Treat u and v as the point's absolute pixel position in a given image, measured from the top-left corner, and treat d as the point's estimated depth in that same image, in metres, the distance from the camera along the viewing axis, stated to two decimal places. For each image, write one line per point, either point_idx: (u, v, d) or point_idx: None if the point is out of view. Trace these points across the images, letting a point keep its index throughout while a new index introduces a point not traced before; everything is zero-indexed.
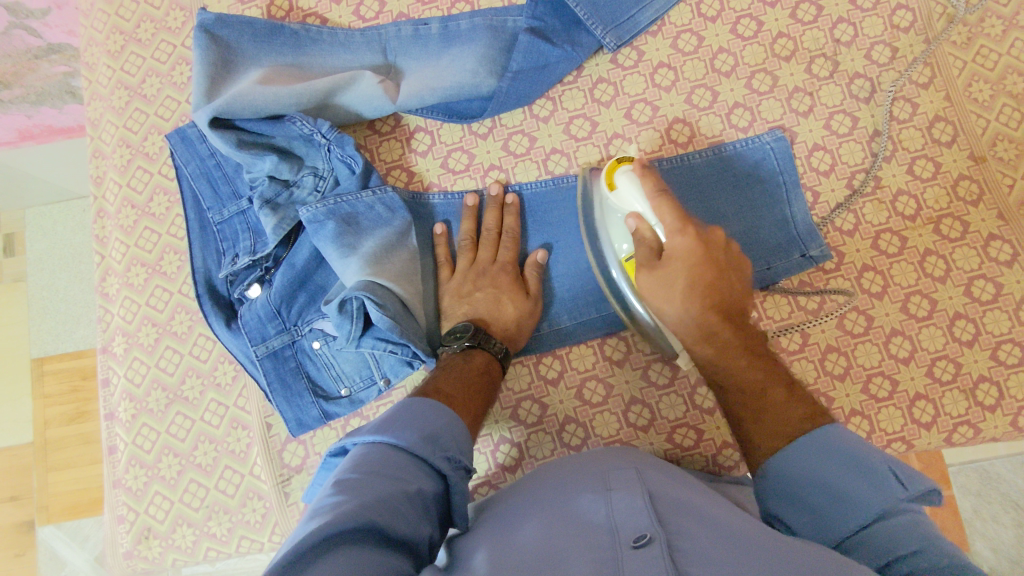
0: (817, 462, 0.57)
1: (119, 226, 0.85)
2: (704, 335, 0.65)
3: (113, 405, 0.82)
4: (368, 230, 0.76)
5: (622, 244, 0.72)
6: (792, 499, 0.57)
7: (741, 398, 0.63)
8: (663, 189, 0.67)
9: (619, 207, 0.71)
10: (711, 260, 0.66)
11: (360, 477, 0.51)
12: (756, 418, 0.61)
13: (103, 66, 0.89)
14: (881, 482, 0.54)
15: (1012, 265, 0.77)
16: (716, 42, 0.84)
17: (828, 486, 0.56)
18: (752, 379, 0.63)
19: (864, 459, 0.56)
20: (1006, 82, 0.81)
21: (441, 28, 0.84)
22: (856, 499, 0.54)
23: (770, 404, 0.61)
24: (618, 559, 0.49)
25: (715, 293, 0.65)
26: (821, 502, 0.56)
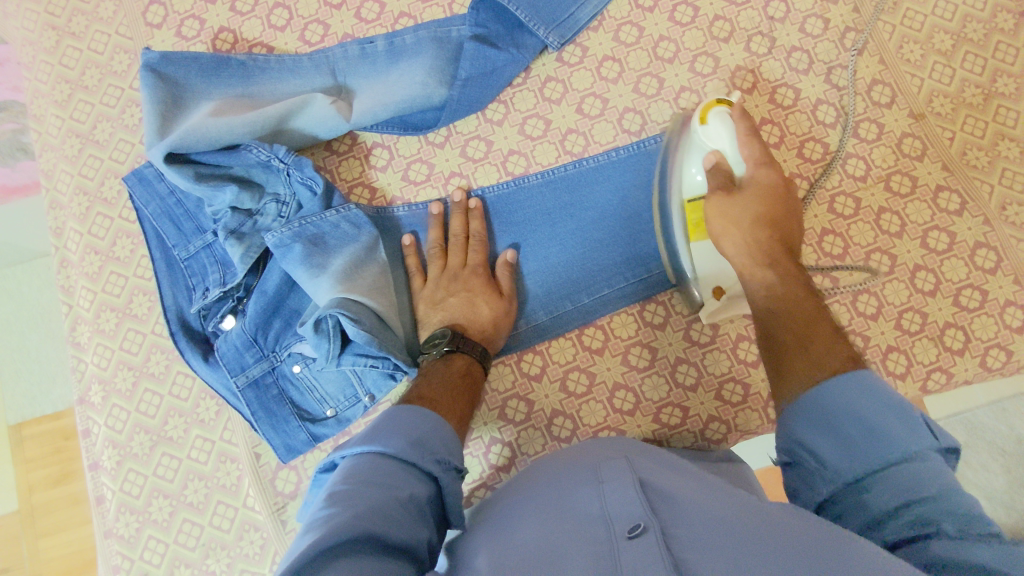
0: (858, 397, 0.56)
1: (84, 274, 0.84)
2: (769, 260, 0.69)
3: (96, 454, 0.80)
4: (336, 248, 0.76)
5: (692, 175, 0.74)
6: (823, 428, 0.57)
7: (793, 326, 0.65)
8: (755, 133, 0.72)
9: (702, 141, 0.73)
10: (785, 199, 0.71)
11: (351, 489, 0.51)
12: (803, 347, 0.63)
13: (51, 117, 0.88)
14: (916, 428, 0.54)
15: (961, 214, 0.80)
16: (656, 31, 0.86)
17: (864, 420, 0.55)
18: (807, 313, 0.65)
19: (903, 406, 0.55)
20: (934, 40, 0.84)
21: (387, 45, 0.85)
22: (887, 435, 0.54)
23: (816, 339, 0.63)
24: (615, 551, 0.50)
25: (783, 232, 0.70)
26: (853, 434, 0.55)
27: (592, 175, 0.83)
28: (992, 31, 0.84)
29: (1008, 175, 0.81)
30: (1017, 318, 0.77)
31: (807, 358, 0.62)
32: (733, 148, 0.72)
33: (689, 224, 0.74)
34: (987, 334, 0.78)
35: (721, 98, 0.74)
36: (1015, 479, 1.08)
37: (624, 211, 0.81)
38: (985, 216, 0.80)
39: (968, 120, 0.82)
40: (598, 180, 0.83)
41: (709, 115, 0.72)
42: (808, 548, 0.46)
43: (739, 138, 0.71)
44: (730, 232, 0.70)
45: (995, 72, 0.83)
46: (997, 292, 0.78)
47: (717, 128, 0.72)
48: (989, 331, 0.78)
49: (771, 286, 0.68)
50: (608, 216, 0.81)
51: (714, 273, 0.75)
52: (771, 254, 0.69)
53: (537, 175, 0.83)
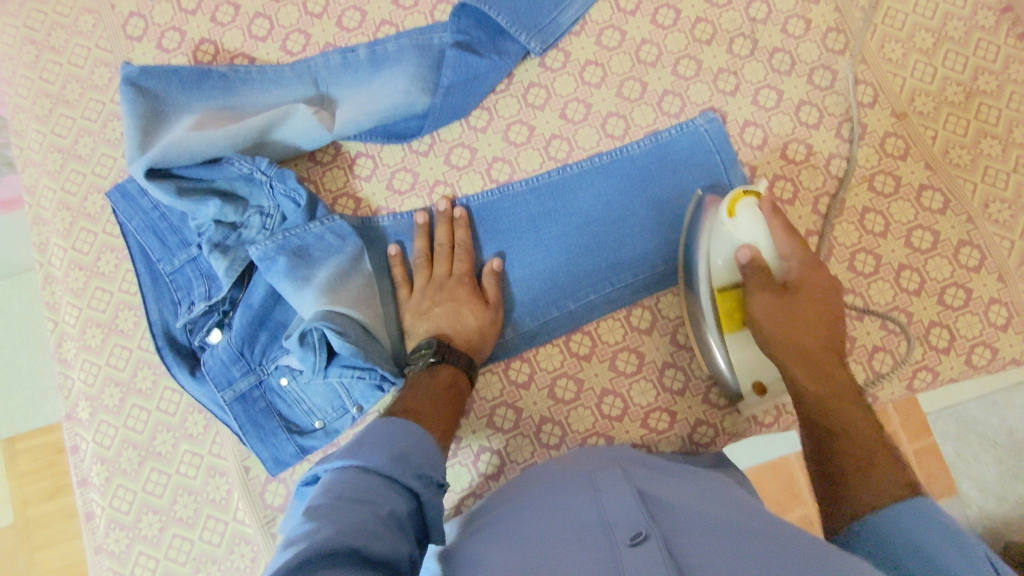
0: (924, 532, 0.52)
1: (69, 289, 0.84)
2: (820, 371, 0.68)
3: (84, 471, 0.80)
4: (321, 260, 0.76)
5: (720, 270, 0.72)
6: (880, 561, 0.52)
7: (845, 446, 0.63)
8: (789, 229, 0.70)
9: (730, 233, 0.71)
10: (829, 301, 0.71)
11: (334, 503, 0.51)
12: (862, 473, 0.60)
13: (33, 132, 0.87)
14: (978, 564, 0.47)
15: (945, 212, 0.80)
16: (638, 34, 0.86)
17: (921, 553, 0.50)
18: (860, 430, 0.64)
19: (957, 532, 0.51)
20: (915, 39, 0.84)
21: (369, 53, 0.85)
22: (942, 566, 0.48)
23: (875, 461, 0.60)
24: (616, 557, 0.49)
25: (827, 335, 0.70)
26: (910, 568, 0.50)
27: (577, 180, 0.83)
28: (972, 29, 0.84)
29: (991, 172, 0.81)
30: (1001, 315, 0.78)
31: (870, 486, 0.59)
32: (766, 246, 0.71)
33: (724, 317, 0.73)
34: (971, 332, 0.78)
35: (749, 189, 0.72)
36: (1008, 471, 1.09)
37: (608, 216, 0.81)
38: (968, 215, 0.80)
39: (950, 118, 0.82)
40: (582, 186, 0.82)
41: (740, 210, 0.70)
42: (804, 558, 0.46)
43: (773, 234, 0.70)
44: (776, 340, 0.70)
45: (976, 70, 0.83)
46: (980, 290, 0.78)
47: (751, 225, 0.70)
48: (974, 329, 0.78)
49: (823, 400, 0.66)
50: (593, 221, 0.82)
51: (751, 367, 0.74)
52: (820, 363, 0.69)
53: (522, 182, 0.83)
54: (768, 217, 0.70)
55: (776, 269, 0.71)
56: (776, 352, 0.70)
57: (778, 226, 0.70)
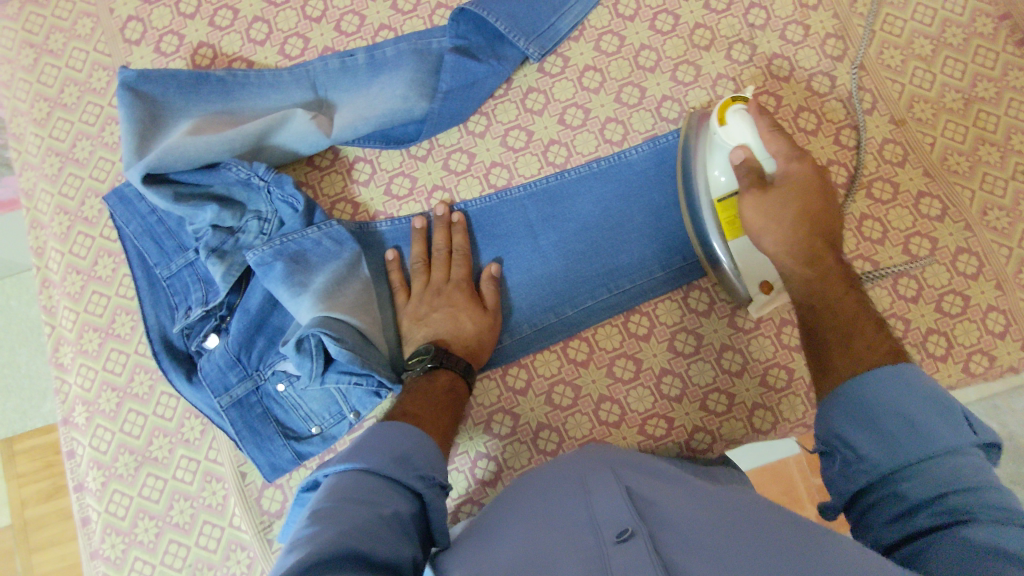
0: (909, 399, 0.55)
1: (66, 293, 0.84)
2: (811, 257, 0.69)
3: (81, 475, 0.80)
4: (318, 265, 0.76)
5: (717, 178, 0.73)
6: (861, 421, 0.57)
7: (832, 322, 0.66)
8: (777, 128, 0.71)
9: (722, 141, 0.72)
10: (820, 193, 0.71)
11: (334, 506, 0.51)
12: (846, 347, 0.63)
13: (31, 136, 0.87)
14: (957, 424, 0.53)
15: (943, 219, 0.80)
16: (637, 40, 0.86)
17: (906, 416, 0.54)
18: (845, 308, 0.66)
19: (941, 398, 0.54)
20: (914, 46, 0.84)
21: (367, 58, 0.85)
22: (927, 429, 0.53)
23: (858, 338, 0.63)
24: (604, 556, 0.49)
25: (819, 221, 0.71)
26: (894, 430, 0.55)
27: (575, 186, 0.83)
28: (971, 37, 0.84)
29: (989, 179, 0.81)
30: (999, 323, 0.78)
31: (851, 356, 0.62)
32: (759, 144, 0.71)
33: (725, 225, 0.73)
34: (969, 340, 0.78)
35: (737, 96, 0.73)
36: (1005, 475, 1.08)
37: (606, 222, 0.81)
38: (966, 222, 0.80)
39: (948, 125, 0.82)
40: (581, 192, 0.82)
41: (729, 114, 0.72)
42: (788, 552, 0.46)
43: (762, 135, 0.71)
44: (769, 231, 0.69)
45: (975, 77, 0.83)
46: (978, 298, 0.78)
47: (740, 127, 0.71)
48: (972, 337, 0.78)
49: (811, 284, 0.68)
50: (591, 226, 0.81)
51: (753, 272, 0.74)
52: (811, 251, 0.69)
53: (520, 187, 0.83)
54: (756, 117, 0.71)
55: (768, 169, 0.71)
56: (770, 249, 0.70)
57: (767, 124, 0.71)
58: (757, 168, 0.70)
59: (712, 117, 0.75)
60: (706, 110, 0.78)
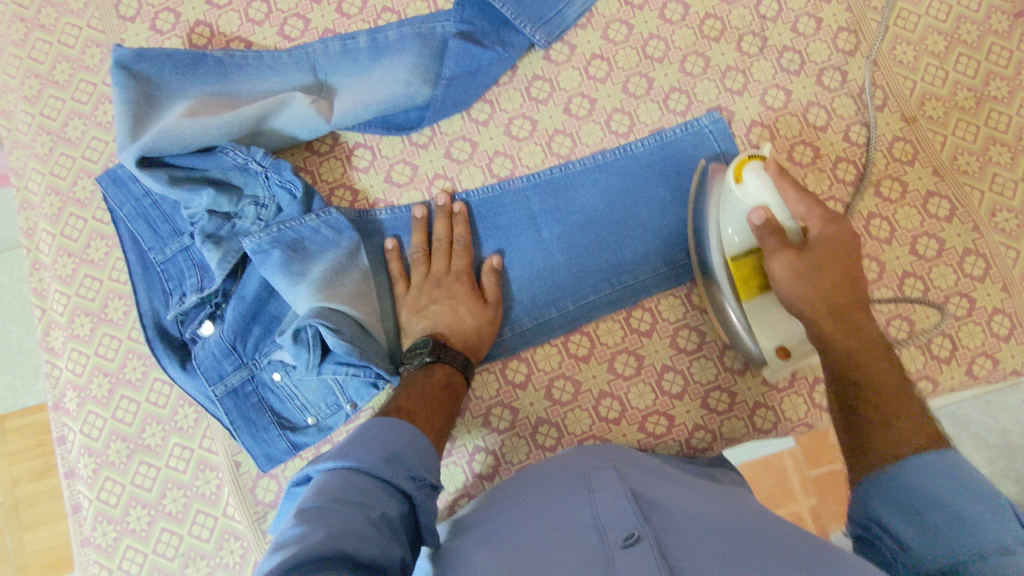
0: (950, 488, 0.51)
1: (57, 276, 0.82)
2: (849, 327, 0.65)
3: (72, 462, 0.79)
4: (316, 254, 0.75)
5: (732, 238, 0.69)
6: (901, 509, 0.52)
7: (874, 397, 0.60)
8: (799, 189, 0.67)
9: (739, 199, 0.68)
10: (852, 258, 0.68)
11: (324, 506, 0.50)
12: (885, 424, 0.58)
13: (21, 113, 0.85)
14: (1007, 520, 0.48)
15: (951, 219, 0.79)
16: (645, 28, 0.84)
17: (951, 507, 0.50)
18: (890, 385, 0.61)
19: (988, 493, 0.50)
20: (927, 42, 0.83)
21: (369, 41, 0.82)
22: (973, 524, 0.48)
23: (901, 416, 0.58)
24: (609, 560, 0.48)
25: (851, 289, 0.67)
26: (940, 521, 0.50)
27: (580, 177, 0.81)
28: (986, 33, 0.83)
29: (999, 180, 0.80)
30: (1004, 326, 0.77)
31: (889, 434, 0.57)
32: (779, 205, 0.66)
33: (739, 284, 0.71)
34: (973, 343, 0.77)
35: (755, 152, 0.69)
36: (999, 472, 1.07)
37: (610, 215, 0.80)
38: (974, 222, 0.79)
39: (959, 123, 0.81)
40: (585, 184, 0.81)
41: (746, 171, 0.67)
42: (793, 559, 0.45)
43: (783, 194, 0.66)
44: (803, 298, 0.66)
45: (987, 75, 0.82)
46: (984, 300, 0.77)
47: (758, 186, 0.66)
48: (976, 340, 0.77)
49: (852, 355, 0.64)
50: (595, 220, 0.80)
51: (774, 332, 0.71)
52: (848, 319, 0.66)
53: (523, 178, 0.82)
54: (777, 177, 0.67)
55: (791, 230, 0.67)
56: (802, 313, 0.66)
57: (788, 186, 0.67)
58: (781, 231, 0.66)
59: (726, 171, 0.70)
60: (717, 164, 0.76)
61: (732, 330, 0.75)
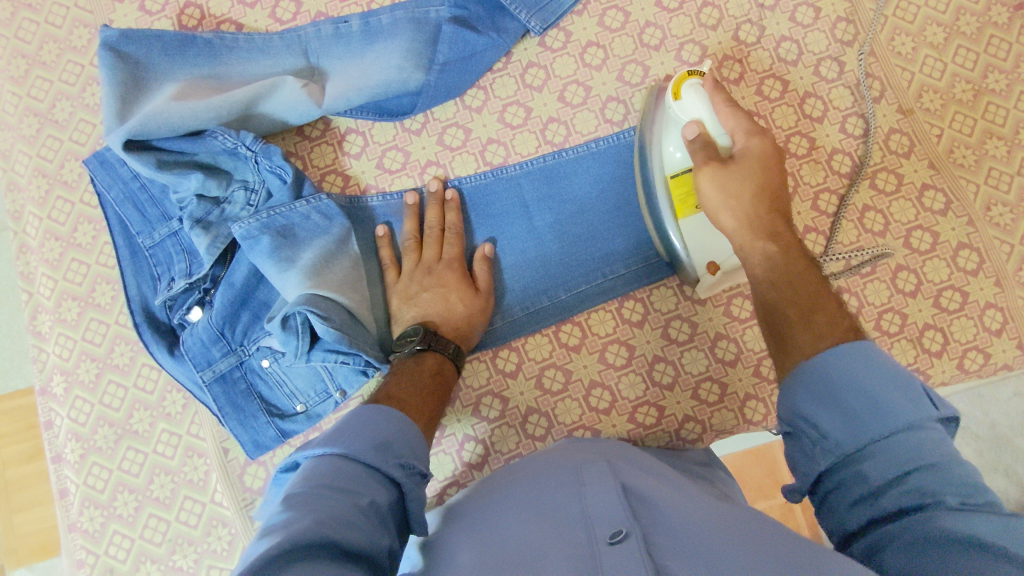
0: (865, 371, 0.53)
1: (44, 260, 0.81)
2: (773, 235, 0.66)
3: (59, 447, 0.78)
4: (306, 240, 0.74)
5: (675, 156, 0.71)
6: (822, 398, 0.54)
7: (794, 296, 0.62)
8: (733, 103, 0.69)
9: (676, 116, 0.70)
10: (777, 169, 0.69)
11: (311, 492, 0.50)
12: (807, 321, 0.60)
13: (7, 93, 0.84)
14: (918, 400, 0.51)
15: (946, 213, 0.79)
16: (642, 16, 0.83)
17: (869, 394, 0.52)
18: (808, 283, 0.63)
19: (904, 377, 0.52)
20: (926, 33, 0.82)
21: (362, 25, 0.81)
22: (889, 408, 0.51)
23: (822, 312, 0.60)
24: (595, 556, 0.47)
25: (776, 202, 0.68)
26: (857, 408, 0.52)
27: (573, 165, 0.81)
28: (985, 25, 0.82)
29: (995, 174, 0.79)
30: (996, 320, 0.77)
31: (812, 330, 0.59)
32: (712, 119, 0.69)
33: (673, 201, 0.72)
34: (965, 336, 0.77)
35: (694, 70, 0.71)
36: (988, 464, 1.06)
37: (603, 205, 0.80)
38: (969, 216, 0.79)
39: (957, 117, 0.80)
40: (578, 172, 0.80)
41: (683, 88, 0.69)
42: (783, 564, 0.44)
43: (717, 109, 0.69)
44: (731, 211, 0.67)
45: (986, 67, 0.81)
46: (977, 294, 0.77)
47: (694, 101, 0.69)
48: (968, 334, 0.77)
49: (774, 260, 0.65)
50: (588, 208, 0.80)
51: (705, 249, 0.72)
52: (771, 227, 0.67)
53: (517, 166, 0.81)
54: (713, 93, 0.69)
55: (723, 144, 0.70)
56: (728, 227, 0.68)
57: (721, 99, 0.69)
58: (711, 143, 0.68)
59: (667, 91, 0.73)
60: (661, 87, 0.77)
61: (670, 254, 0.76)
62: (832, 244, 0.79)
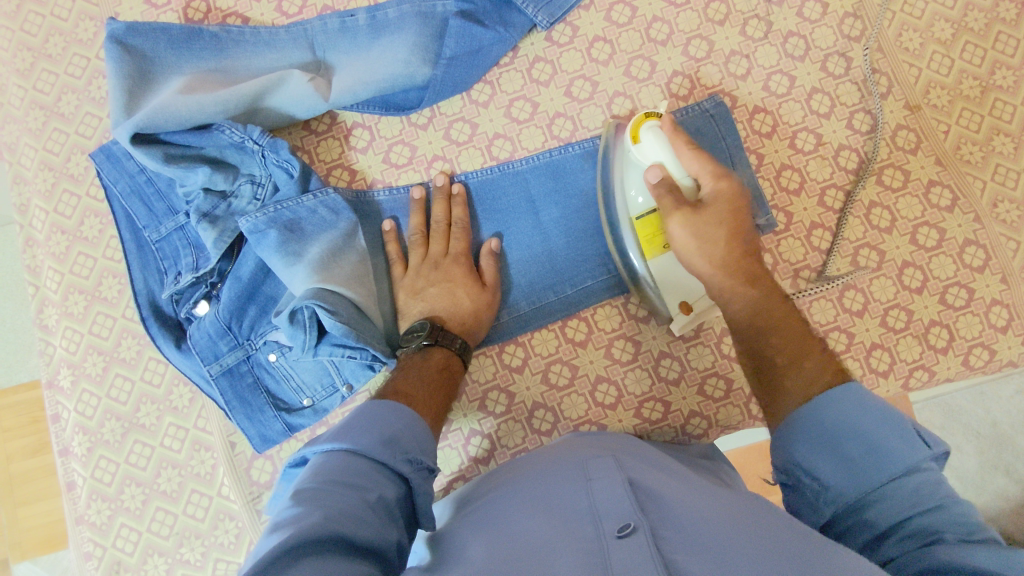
0: (861, 418, 0.56)
1: (50, 254, 0.81)
2: (750, 278, 0.68)
3: (66, 440, 0.78)
4: (313, 235, 0.74)
5: (636, 198, 0.72)
6: (823, 449, 0.56)
7: (778, 342, 0.64)
8: (692, 145, 0.70)
9: (637, 159, 0.72)
10: (746, 211, 0.69)
11: (320, 487, 0.50)
12: (797, 366, 0.62)
13: (13, 86, 0.83)
14: (912, 440, 0.54)
15: (952, 210, 0.79)
16: (649, 11, 0.83)
17: (865, 438, 0.55)
18: (791, 326, 0.65)
19: (896, 418, 0.55)
20: (934, 29, 0.82)
21: (368, 19, 0.81)
22: (888, 452, 0.53)
23: (808, 355, 0.63)
24: (603, 549, 0.47)
25: (747, 242, 0.69)
26: (854, 454, 0.55)
27: (580, 160, 0.80)
28: (993, 21, 0.82)
29: (1001, 170, 0.79)
30: (1001, 317, 0.77)
31: (801, 376, 0.61)
32: (672, 162, 0.70)
33: (642, 243, 0.73)
34: (971, 333, 0.77)
35: (651, 111, 0.72)
36: (987, 462, 1.06)
37: None
38: (976, 213, 0.79)
39: (964, 113, 0.80)
40: (584, 167, 0.80)
41: (641, 132, 0.71)
42: (790, 559, 0.44)
43: (679, 152, 0.69)
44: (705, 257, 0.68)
45: (993, 64, 0.81)
46: (983, 291, 0.77)
47: (652, 146, 0.70)
48: (973, 330, 0.77)
49: (755, 303, 0.67)
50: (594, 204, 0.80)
51: (677, 289, 0.74)
52: (748, 271, 0.68)
53: (523, 160, 0.81)
54: (671, 136, 0.70)
55: (687, 187, 0.70)
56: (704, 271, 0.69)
57: (680, 142, 0.70)
58: (675, 188, 0.69)
59: (626, 132, 0.74)
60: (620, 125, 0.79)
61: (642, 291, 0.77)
62: (838, 240, 0.79)
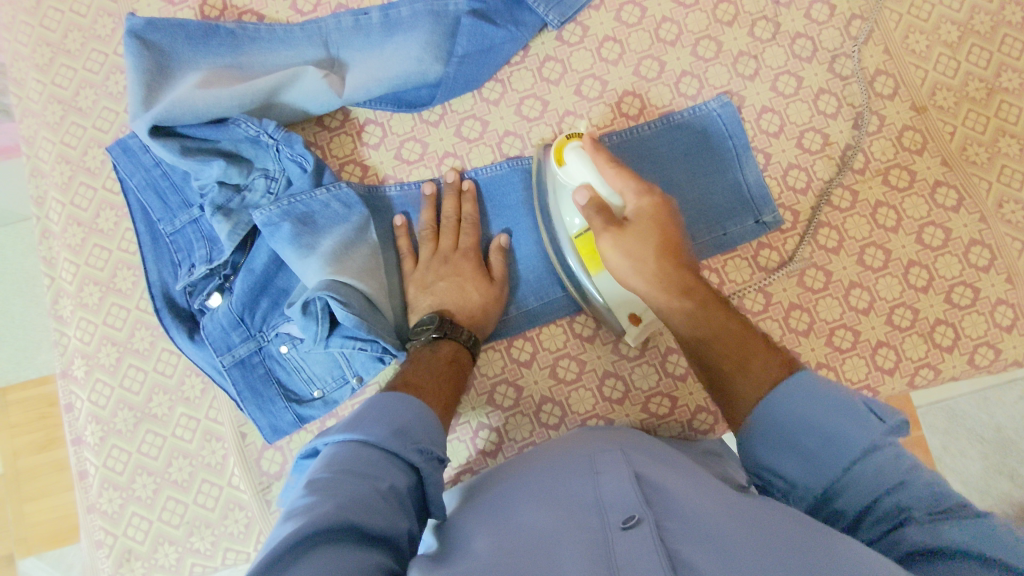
0: (810, 405, 0.56)
1: (66, 245, 0.82)
2: (682, 288, 0.65)
3: (79, 430, 0.79)
4: (325, 228, 0.75)
5: (573, 219, 0.72)
6: (780, 448, 0.57)
7: (724, 346, 0.63)
8: (615, 162, 0.70)
9: (565, 181, 0.71)
10: (673, 223, 0.68)
11: (333, 477, 0.51)
12: (743, 371, 0.61)
13: (32, 81, 0.85)
14: (864, 419, 0.54)
15: (958, 209, 0.79)
16: (659, 12, 0.84)
17: (818, 428, 0.55)
18: (731, 331, 0.63)
19: (846, 399, 0.56)
20: (940, 31, 0.83)
21: (382, 17, 0.82)
22: (842, 436, 0.54)
23: (752, 353, 0.62)
24: (608, 541, 0.48)
25: (680, 253, 0.68)
26: (811, 446, 0.55)
27: None
28: (1000, 24, 0.82)
29: (1007, 171, 0.80)
30: (1006, 316, 0.78)
31: (749, 377, 0.60)
32: (598, 180, 0.69)
33: (585, 260, 0.73)
34: (976, 332, 0.78)
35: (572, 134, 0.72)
36: (992, 467, 1.06)
37: None
38: (981, 213, 0.79)
39: (970, 114, 0.81)
40: None
41: (565, 155, 0.70)
42: (793, 554, 0.45)
43: (602, 170, 0.69)
44: (639, 274, 0.66)
45: (999, 66, 0.82)
46: (988, 290, 0.78)
47: (576, 166, 0.69)
48: (979, 329, 0.78)
49: (692, 316, 0.65)
50: None
51: (623, 302, 0.73)
52: (680, 281, 0.66)
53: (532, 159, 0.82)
54: (593, 154, 0.70)
55: (615, 205, 0.68)
56: (641, 288, 0.67)
57: (602, 159, 0.69)
58: (604, 207, 0.67)
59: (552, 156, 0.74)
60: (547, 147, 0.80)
61: (592, 307, 0.77)
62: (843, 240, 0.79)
